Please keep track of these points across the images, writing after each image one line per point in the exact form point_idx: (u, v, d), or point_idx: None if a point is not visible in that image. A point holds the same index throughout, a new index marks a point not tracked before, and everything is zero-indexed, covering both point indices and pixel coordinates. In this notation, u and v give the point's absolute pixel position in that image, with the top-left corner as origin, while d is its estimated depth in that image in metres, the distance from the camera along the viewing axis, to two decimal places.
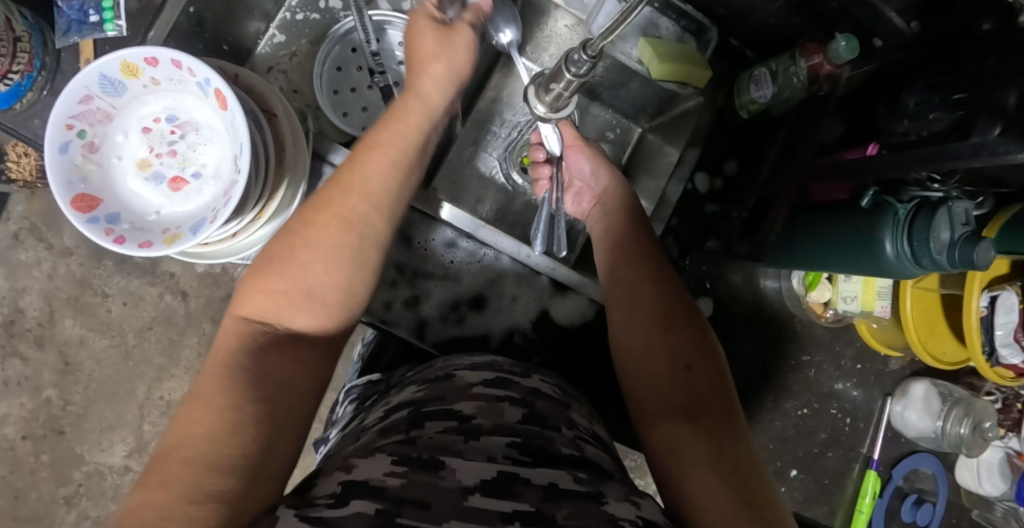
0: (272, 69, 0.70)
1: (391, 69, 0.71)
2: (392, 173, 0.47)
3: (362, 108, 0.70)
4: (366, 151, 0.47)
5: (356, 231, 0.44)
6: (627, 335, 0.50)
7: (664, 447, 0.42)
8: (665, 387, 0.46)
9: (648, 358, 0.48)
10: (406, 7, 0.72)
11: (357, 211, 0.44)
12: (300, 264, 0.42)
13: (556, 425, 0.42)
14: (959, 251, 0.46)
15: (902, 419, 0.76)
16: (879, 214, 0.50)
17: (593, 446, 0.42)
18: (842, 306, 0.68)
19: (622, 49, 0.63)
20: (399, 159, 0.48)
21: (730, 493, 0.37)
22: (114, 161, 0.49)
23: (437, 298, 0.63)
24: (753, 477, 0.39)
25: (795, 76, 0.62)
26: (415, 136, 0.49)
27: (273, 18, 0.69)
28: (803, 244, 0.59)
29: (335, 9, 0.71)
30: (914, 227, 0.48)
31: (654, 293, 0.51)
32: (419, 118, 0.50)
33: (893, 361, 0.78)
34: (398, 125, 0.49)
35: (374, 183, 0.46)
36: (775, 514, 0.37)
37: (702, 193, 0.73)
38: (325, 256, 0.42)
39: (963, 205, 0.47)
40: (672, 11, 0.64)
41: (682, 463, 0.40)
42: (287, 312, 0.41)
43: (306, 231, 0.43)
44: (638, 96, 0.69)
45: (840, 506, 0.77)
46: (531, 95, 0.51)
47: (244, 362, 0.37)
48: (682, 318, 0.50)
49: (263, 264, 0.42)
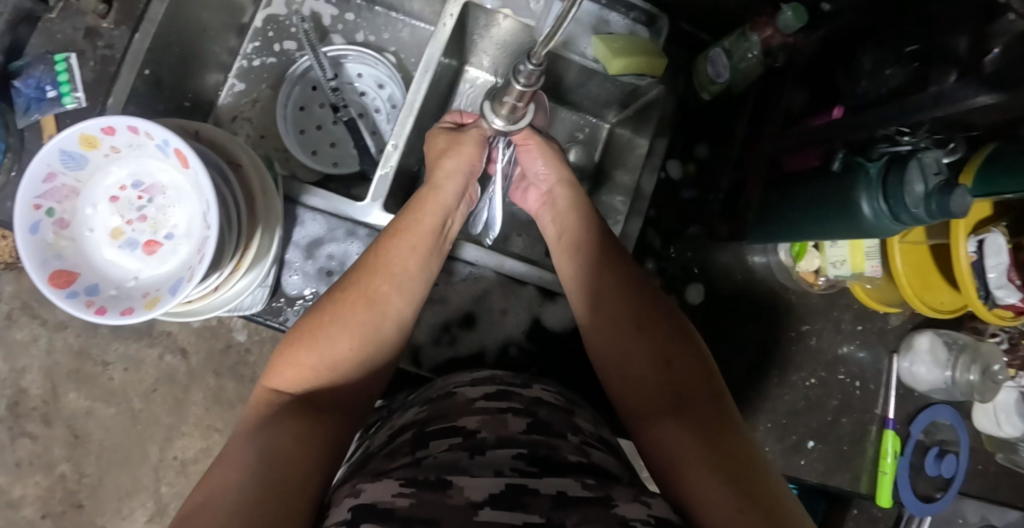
0: (235, 117, 0.70)
1: (354, 102, 0.71)
2: (411, 256, 0.52)
3: (329, 144, 0.70)
4: (390, 237, 0.52)
5: (377, 311, 0.49)
6: (605, 337, 0.51)
7: (660, 444, 0.43)
8: (651, 388, 0.47)
9: (630, 365, 0.48)
10: (360, 38, 0.72)
11: (380, 293, 0.49)
12: (326, 338, 0.45)
13: (562, 432, 0.41)
14: (934, 201, 0.45)
15: (911, 374, 0.76)
16: (849, 176, 0.50)
17: (601, 450, 0.42)
18: (832, 272, 0.68)
19: (577, 50, 0.63)
20: (416, 247, 0.53)
21: (727, 479, 0.38)
22: (86, 235, 0.49)
23: (427, 321, 0.60)
24: (749, 462, 0.40)
25: (749, 52, 0.63)
26: (433, 222, 0.55)
27: (230, 68, 0.70)
28: (784, 213, 0.59)
29: (290, 50, 0.71)
30: (889, 184, 0.48)
31: (627, 295, 0.52)
32: (432, 211, 0.55)
33: (893, 317, 0.78)
34: (415, 215, 0.54)
35: (396, 263, 0.51)
36: (777, 497, 0.38)
37: (676, 179, 0.72)
38: (349, 331, 0.47)
39: (933, 155, 0.47)
40: (619, 5, 0.63)
41: (679, 459, 0.41)
42: (312, 381, 0.44)
43: (334, 309, 0.47)
44: (601, 93, 0.69)
45: (863, 469, 0.76)
46: (487, 110, 0.51)
47: (272, 419, 0.41)
48: (653, 315, 0.50)
49: (287, 342, 0.46)
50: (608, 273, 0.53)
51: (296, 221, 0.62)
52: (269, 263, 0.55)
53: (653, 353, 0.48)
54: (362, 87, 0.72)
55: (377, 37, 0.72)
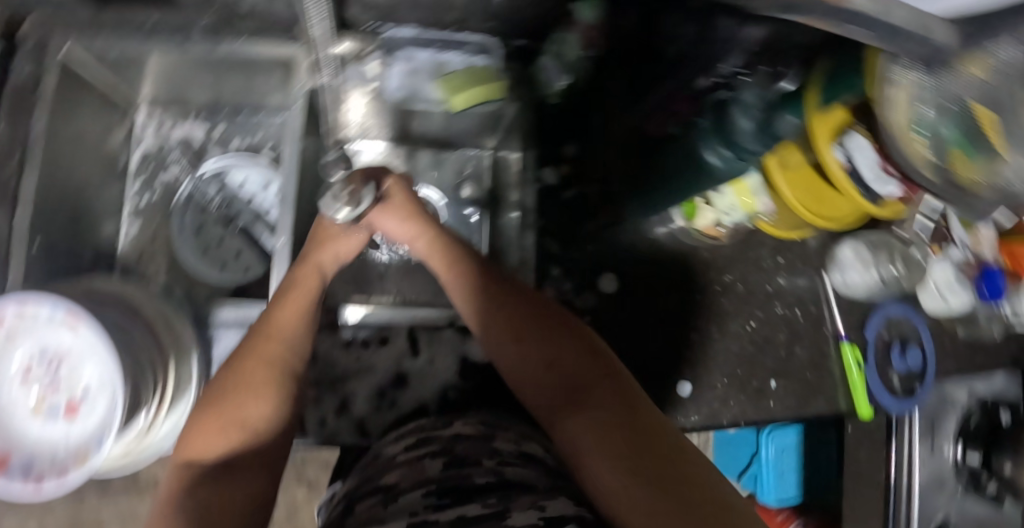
0: (141, 256, 0.72)
1: (245, 210, 0.72)
2: (304, 315, 0.53)
3: (234, 256, 0.71)
4: (279, 309, 0.52)
5: (277, 369, 0.49)
6: (503, 353, 0.51)
7: (571, 442, 0.43)
8: (553, 389, 0.47)
9: (530, 372, 0.49)
10: (235, 145, 0.76)
11: (276, 354, 0.50)
12: (229, 403, 0.46)
13: (474, 462, 0.43)
14: (768, 130, 0.48)
15: (847, 284, 0.79)
16: (690, 137, 0.55)
17: (518, 466, 0.43)
18: (728, 219, 0.69)
19: (422, 99, 0.66)
20: (305, 307, 0.53)
21: (630, 462, 0.38)
22: (8, 418, 0.50)
23: (361, 393, 0.59)
24: (651, 434, 0.41)
25: (569, 51, 0.65)
26: (313, 287, 0.55)
27: (122, 212, 0.73)
28: (655, 186, 0.62)
29: (173, 178, 0.74)
30: (716, 126, 0.51)
31: (512, 305, 0.52)
32: (311, 281, 0.55)
33: (811, 239, 0.80)
34: (299, 282, 0.54)
35: (287, 326, 0.52)
36: (681, 462, 0.39)
37: (555, 184, 0.71)
38: (255, 393, 0.47)
39: (750, 92, 0.49)
40: (454, 45, 0.65)
41: (588, 451, 0.41)
42: (218, 446, 0.44)
43: (235, 378, 0.48)
44: (466, 123, 0.71)
45: (837, 388, 0.78)
46: (334, 191, 0.53)
47: (185, 499, 0.41)
48: (543, 319, 0.51)
49: (201, 413, 0.46)
50: (489, 290, 0.53)
51: (210, 340, 0.61)
52: (193, 388, 0.58)
53: (548, 355, 0.48)
54: (249, 192, 0.73)
55: (249, 139, 0.76)
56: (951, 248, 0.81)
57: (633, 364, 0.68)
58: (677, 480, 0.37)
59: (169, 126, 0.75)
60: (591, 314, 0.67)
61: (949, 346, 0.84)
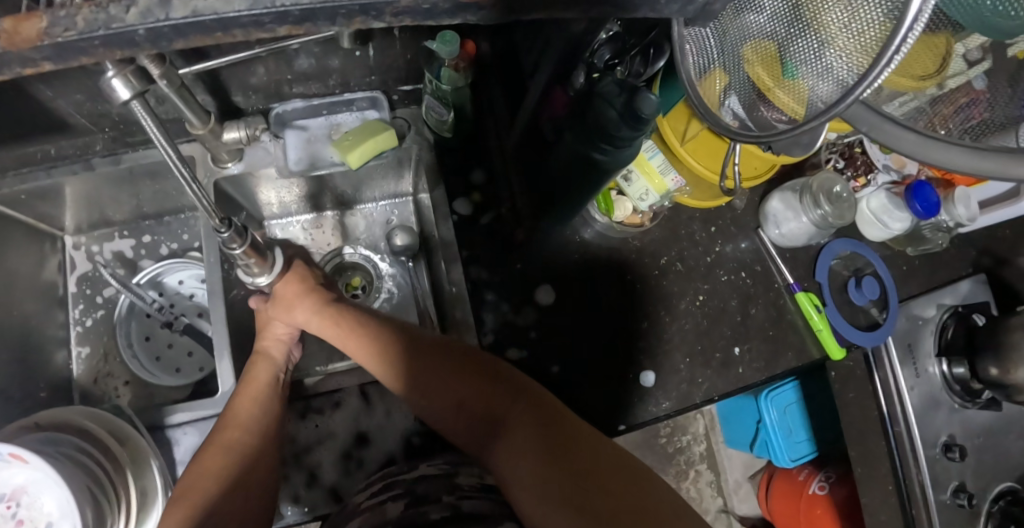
0: (98, 377, 0.73)
1: (189, 307, 0.78)
2: (262, 403, 0.57)
3: (187, 354, 0.76)
4: (238, 397, 0.57)
5: (240, 454, 0.53)
6: (432, 401, 0.55)
7: (500, 470, 0.48)
8: (483, 425, 0.52)
9: (460, 412, 0.54)
10: (165, 250, 0.79)
11: (238, 441, 0.54)
12: (198, 490, 0.50)
13: (435, 498, 0.44)
14: (629, 114, 0.48)
15: (784, 236, 0.78)
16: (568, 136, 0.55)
17: (475, 499, 0.45)
18: (644, 204, 0.71)
19: (324, 165, 0.67)
20: (263, 395, 0.58)
21: (545, 479, 0.43)
22: None
23: (328, 460, 0.62)
24: (564, 450, 0.45)
25: (443, 86, 0.64)
26: (270, 375, 0.59)
27: (69, 339, 0.73)
28: (559, 193, 0.61)
29: (114, 294, 0.76)
30: (589, 130, 0.52)
31: (433, 353, 0.56)
32: (266, 366, 0.60)
33: (738, 201, 0.81)
34: (255, 374, 0.59)
35: (246, 415, 0.56)
36: (589, 472, 0.43)
37: (468, 215, 0.72)
38: (218, 479, 0.52)
39: (608, 83, 0.51)
40: (341, 106, 0.70)
41: (514, 475, 0.46)
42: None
43: (200, 468, 0.52)
44: (379, 173, 0.73)
45: (803, 339, 0.76)
46: (245, 270, 0.56)
47: None
48: (465, 360, 0.55)
49: (171, 504, 0.50)
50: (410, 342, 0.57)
51: (171, 444, 0.64)
52: (158, 495, 0.59)
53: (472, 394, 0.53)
54: (189, 290, 0.78)
55: (179, 241, 0.79)
56: (875, 175, 0.83)
57: (591, 365, 0.68)
58: (585, 490, 0.41)
59: (97, 248, 0.76)
60: (535, 328, 0.69)
61: (906, 267, 0.83)
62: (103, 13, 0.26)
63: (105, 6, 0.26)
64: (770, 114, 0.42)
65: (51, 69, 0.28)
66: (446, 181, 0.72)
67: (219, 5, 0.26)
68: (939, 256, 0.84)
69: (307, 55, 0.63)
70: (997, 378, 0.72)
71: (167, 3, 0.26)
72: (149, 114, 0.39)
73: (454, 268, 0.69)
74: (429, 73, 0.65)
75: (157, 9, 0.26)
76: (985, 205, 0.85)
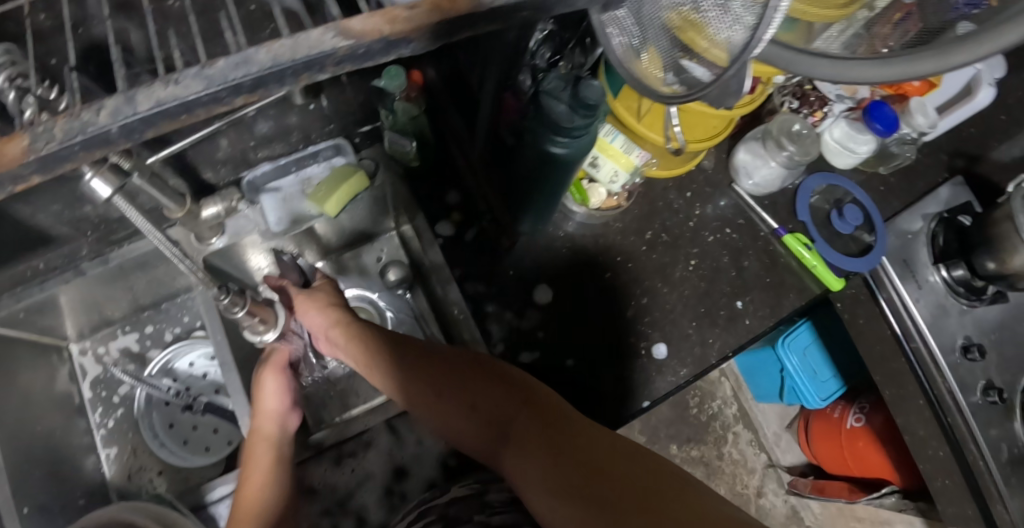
0: (132, 473, 0.73)
1: (205, 385, 0.80)
2: (266, 489, 0.54)
3: (213, 430, 0.77)
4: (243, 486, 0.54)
5: None
6: (431, 411, 0.55)
7: (512, 473, 0.48)
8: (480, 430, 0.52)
9: (457, 422, 0.54)
10: (169, 336, 0.80)
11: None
12: None
13: (466, 519, 0.47)
14: (576, 107, 0.51)
15: (759, 185, 0.80)
16: (524, 144, 0.57)
17: (506, 513, 0.47)
18: (617, 185, 0.73)
19: (305, 217, 0.69)
20: (265, 479, 0.55)
21: (560, 473, 0.43)
22: None
23: (373, 500, 0.63)
24: (570, 441, 0.46)
25: (398, 119, 0.67)
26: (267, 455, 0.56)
27: (96, 444, 0.74)
28: (530, 191, 0.63)
29: (129, 391, 0.77)
30: (541, 122, 0.53)
31: (420, 372, 0.56)
32: (262, 446, 0.57)
33: (706, 161, 0.83)
34: (254, 458, 0.56)
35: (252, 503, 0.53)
36: (596, 457, 0.44)
37: (453, 234, 0.74)
38: None
39: (551, 79, 0.52)
40: (308, 160, 0.72)
41: (526, 476, 0.46)
42: None
43: None
44: (358, 214, 0.75)
45: (801, 278, 0.77)
46: (251, 335, 0.58)
47: None
48: (455, 371, 0.55)
49: None
50: (401, 364, 0.57)
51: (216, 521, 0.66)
52: None
53: (465, 400, 0.53)
54: (201, 369, 0.80)
55: (181, 325, 0.80)
56: (831, 107, 0.84)
57: (604, 352, 0.69)
58: (599, 475, 0.42)
59: (103, 349, 0.78)
60: (541, 328, 0.70)
61: (883, 187, 0.85)
62: (77, 120, 0.27)
63: (78, 113, 0.27)
64: (701, 71, 0.40)
65: (41, 181, 0.29)
66: (423, 208, 0.74)
67: (180, 90, 0.28)
68: (912, 169, 0.86)
69: (264, 118, 0.65)
70: (997, 270, 0.73)
71: (133, 100, 0.28)
72: (131, 205, 0.41)
73: (450, 289, 0.70)
74: (384, 109, 0.67)
75: (125, 107, 0.28)
76: (943, 110, 0.87)
